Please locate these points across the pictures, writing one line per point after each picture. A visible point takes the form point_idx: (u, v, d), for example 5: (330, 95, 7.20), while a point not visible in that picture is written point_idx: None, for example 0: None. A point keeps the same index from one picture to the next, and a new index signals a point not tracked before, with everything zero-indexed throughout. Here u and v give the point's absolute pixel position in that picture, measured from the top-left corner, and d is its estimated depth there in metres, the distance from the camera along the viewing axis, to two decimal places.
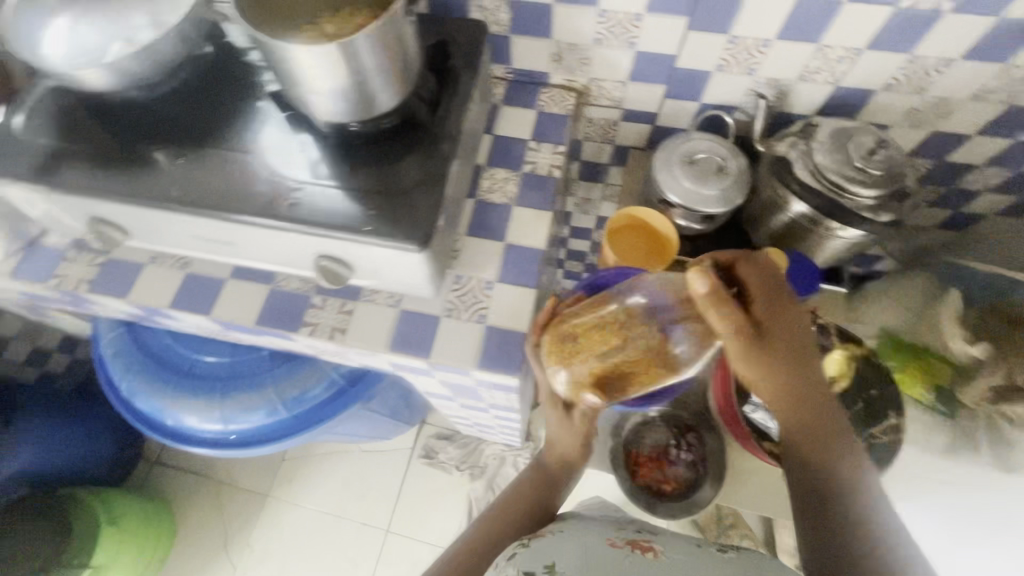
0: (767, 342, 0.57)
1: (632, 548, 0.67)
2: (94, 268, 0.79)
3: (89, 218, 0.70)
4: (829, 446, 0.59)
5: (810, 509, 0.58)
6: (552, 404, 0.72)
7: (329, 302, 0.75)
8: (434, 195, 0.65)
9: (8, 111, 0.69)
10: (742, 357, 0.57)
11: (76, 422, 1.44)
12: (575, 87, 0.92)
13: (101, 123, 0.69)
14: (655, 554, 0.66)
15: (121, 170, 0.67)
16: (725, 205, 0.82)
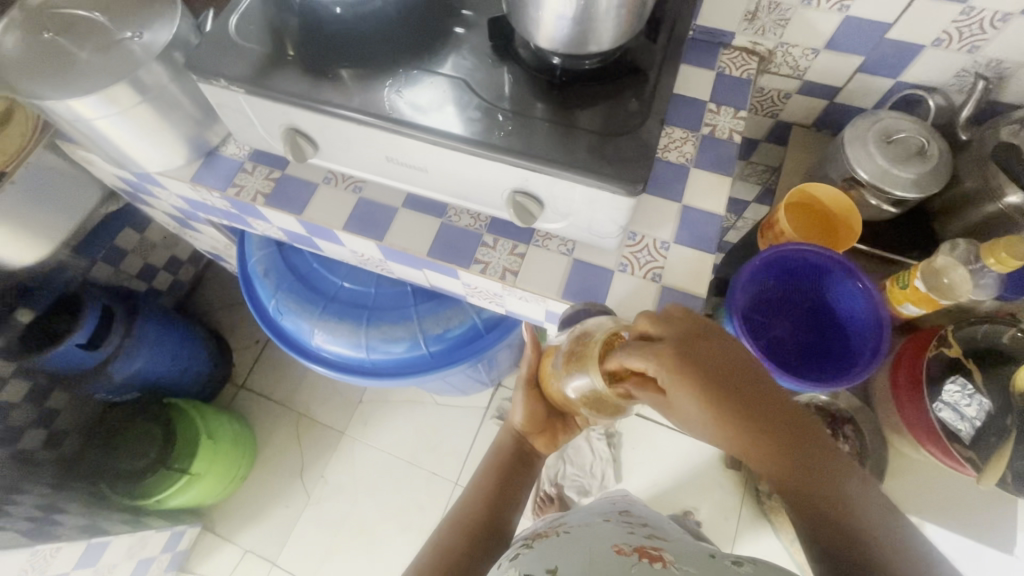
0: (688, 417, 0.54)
1: (640, 557, 0.62)
2: (271, 182, 0.80)
3: (287, 127, 0.70)
4: (802, 456, 0.50)
5: (809, 516, 0.49)
6: (522, 394, 0.79)
7: (500, 243, 0.75)
8: (647, 141, 0.61)
9: (224, 16, 0.70)
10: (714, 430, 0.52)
11: (179, 336, 1.52)
12: (759, 51, 0.86)
13: (309, 37, 0.69)
14: (662, 564, 0.60)
15: (327, 81, 0.66)
16: (921, 191, 0.76)
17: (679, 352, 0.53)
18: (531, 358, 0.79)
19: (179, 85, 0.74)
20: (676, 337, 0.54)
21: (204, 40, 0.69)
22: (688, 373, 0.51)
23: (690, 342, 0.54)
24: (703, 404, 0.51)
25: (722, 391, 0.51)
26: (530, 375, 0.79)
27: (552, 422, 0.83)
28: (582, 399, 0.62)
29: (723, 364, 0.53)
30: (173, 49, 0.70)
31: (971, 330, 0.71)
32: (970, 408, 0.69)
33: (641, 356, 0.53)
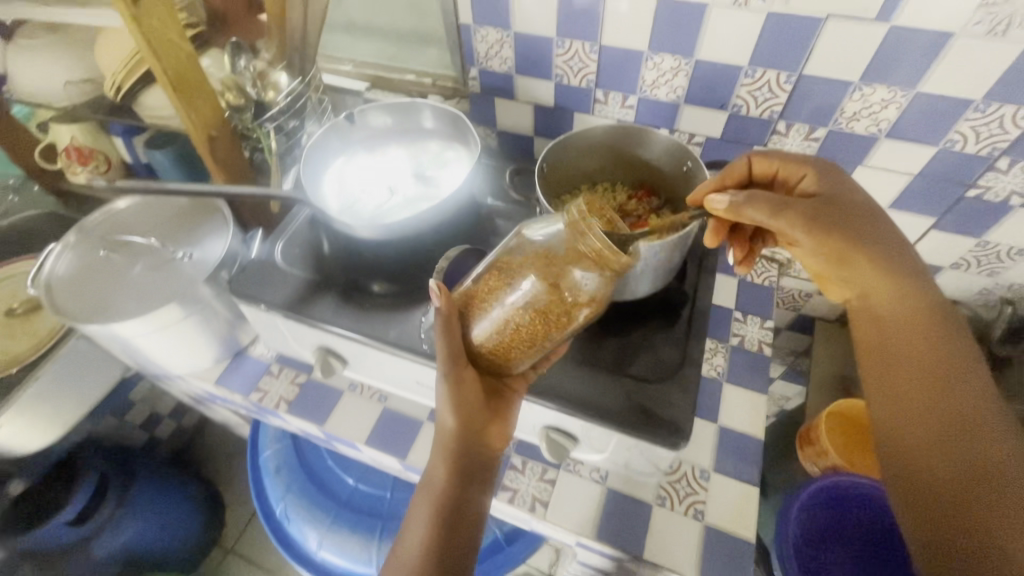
0: (814, 217, 0.53)
1: None
2: (295, 386, 0.79)
3: (318, 347, 0.71)
4: (934, 368, 0.49)
5: (944, 426, 0.47)
6: (445, 386, 0.52)
7: (529, 467, 0.71)
8: (686, 386, 0.60)
9: (271, 240, 0.74)
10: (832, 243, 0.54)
11: (174, 499, 1.42)
12: (778, 259, 0.89)
13: (349, 262, 0.72)
14: None
15: (364, 311, 0.67)
16: None
17: (827, 185, 0.56)
18: (446, 325, 0.53)
19: (219, 298, 0.76)
20: (828, 173, 0.57)
21: (251, 263, 0.72)
22: (834, 207, 0.54)
23: (840, 184, 0.56)
24: (835, 235, 0.53)
25: (858, 245, 0.53)
26: (453, 350, 0.53)
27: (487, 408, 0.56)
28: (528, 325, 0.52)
29: (870, 218, 0.55)
30: (220, 269, 0.73)
31: None
32: None
33: (790, 166, 0.58)
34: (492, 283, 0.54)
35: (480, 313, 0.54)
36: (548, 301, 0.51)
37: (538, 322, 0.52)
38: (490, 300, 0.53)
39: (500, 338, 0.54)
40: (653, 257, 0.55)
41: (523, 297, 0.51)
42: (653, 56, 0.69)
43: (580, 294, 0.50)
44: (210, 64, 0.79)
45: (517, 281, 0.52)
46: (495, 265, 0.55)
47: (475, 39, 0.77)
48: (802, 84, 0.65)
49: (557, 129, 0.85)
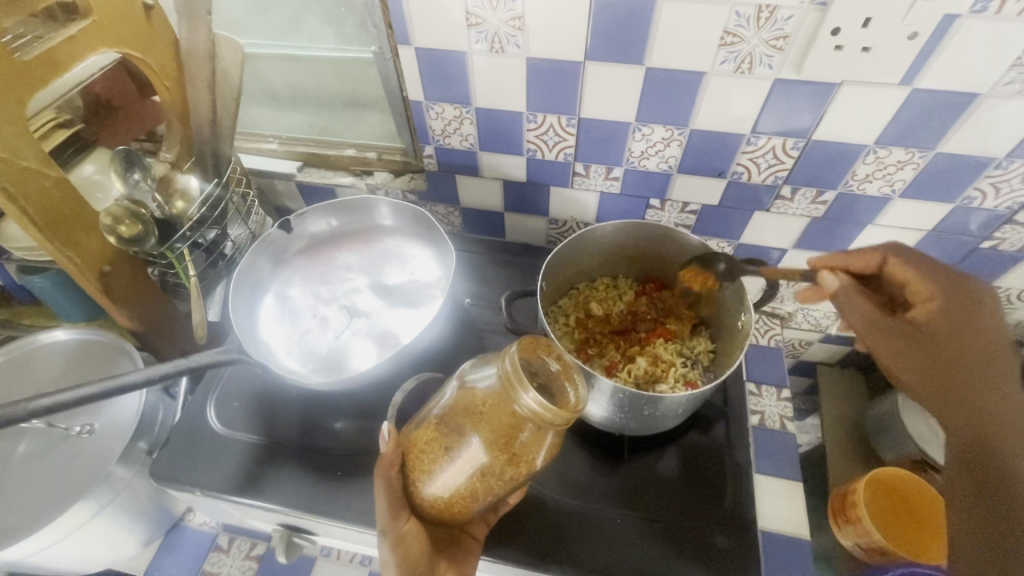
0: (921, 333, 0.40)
1: None
2: (253, 561, 0.64)
3: (279, 527, 0.56)
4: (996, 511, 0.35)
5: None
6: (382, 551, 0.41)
7: None
8: (737, 527, 0.52)
9: (202, 397, 0.59)
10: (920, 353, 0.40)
11: None
12: (780, 314, 0.83)
13: (307, 413, 0.58)
14: None
15: (337, 480, 0.54)
16: None
17: (951, 313, 0.40)
18: (386, 479, 0.43)
19: (140, 474, 0.59)
20: (954, 293, 0.40)
21: (177, 433, 0.57)
22: (939, 345, 0.40)
23: (969, 309, 0.40)
24: (929, 376, 0.39)
25: (951, 386, 0.39)
26: (392, 502, 0.43)
27: (438, 567, 0.45)
28: (475, 486, 0.41)
29: (970, 338, 0.39)
30: (136, 441, 0.58)
31: None
32: None
33: (922, 282, 0.41)
34: (430, 435, 0.43)
35: (422, 468, 0.43)
36: (497, 465, 0.40)
37: (485, 486, 0.41)
38: (429, 455, 0.42)
39: (447, 497, 0.42)
40: (692, 400, 0.46)
41: (468, 461, 0.40)
42: (642, 127, 0.60)
43: (528, 452, 0.39)
44: (94, 171, 0.63)
45: (458, 441, 0.41)
46: (435, 411, 0.44)
47: (428, 115, 0.66)
48: (810, 149, 0.58)
49: (531, 204, 0.74)
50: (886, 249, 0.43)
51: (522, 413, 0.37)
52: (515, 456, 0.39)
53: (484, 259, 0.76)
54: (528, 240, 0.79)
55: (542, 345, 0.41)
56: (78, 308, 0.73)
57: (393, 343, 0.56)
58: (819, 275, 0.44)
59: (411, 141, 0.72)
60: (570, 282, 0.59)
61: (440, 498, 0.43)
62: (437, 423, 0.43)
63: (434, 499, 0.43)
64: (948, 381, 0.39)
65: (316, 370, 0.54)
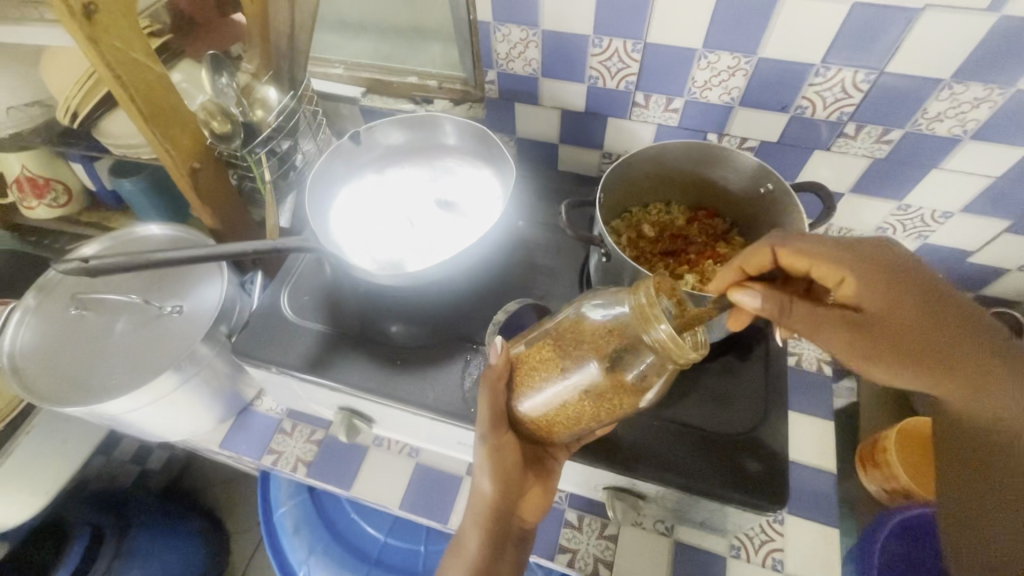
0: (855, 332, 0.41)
1: None
2: (313, 444, 0.70)
3: (342, 408, 0.62)
4: (957, 468, 0.45)
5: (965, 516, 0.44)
6: (483, 451, 0.47)
7: (587, 522, 0.65)
8: (773, 442, 0.54)
9: (275, 289, 0.65)
10: (916, 337, 0.40)
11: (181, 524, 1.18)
12: None
13: (369, 312, 0.63)
14: None
15: (395, 369, 0.59)
16: None
17: (868, 294, 0.42)
18: (492, 390, 0.47)
19: (222, 356, 0.66)
20: (858, 258, 0.42)
21: (253, 318, 0.63)
22: (881, 328, 0.41)
23: (893, 276, 0.42)
24: (905, 367, 0.40)
25: (945, 371, 0.40)
26: (497, 413, 0.48)
27: (527, 478, 0.51)
28: (581, 405, 0.44)
29: (923, 308, 0.40)
30: (218, 324, 0.63)
31: None
32: None
33: (825, 260, 0.43)
34: (543, 353, 0.46)
35: (528, 383, 0.47)
36: (609, 392, 0.42)
37: (588, 408, 0.44)
38: (541, 373, 0.46)
39: (547, 415, 0.47)
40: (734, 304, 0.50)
41: (581, 383, 0.43)
42: (708, 55, 0.60)
43: (640, 384, 0.42)
44: (182, 80, 0.68)
45: (573, 363, 0.44)
46: (552, 333, 0.46)
47: (494, 38, 0.67)
48: (881, 83, 0.57)
49: (586, 136, 0.75)
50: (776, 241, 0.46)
51: (649, 343, 0.39)
52: (627, 386, 0.42)
53: (537, 188, 0.78)
54: (580, 174, 0.81)
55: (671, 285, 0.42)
56: (162, 212, 0.80)
57: (453, 250, 0.60)
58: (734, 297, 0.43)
59: (474, 68, 0.74)
60: (625, 202, 0.61)
61: (539, 415, 0.47)
62: (552, 342, 0.46)
63: (533, 414, 0.47)
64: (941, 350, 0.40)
65: (378, 266, 0.59)
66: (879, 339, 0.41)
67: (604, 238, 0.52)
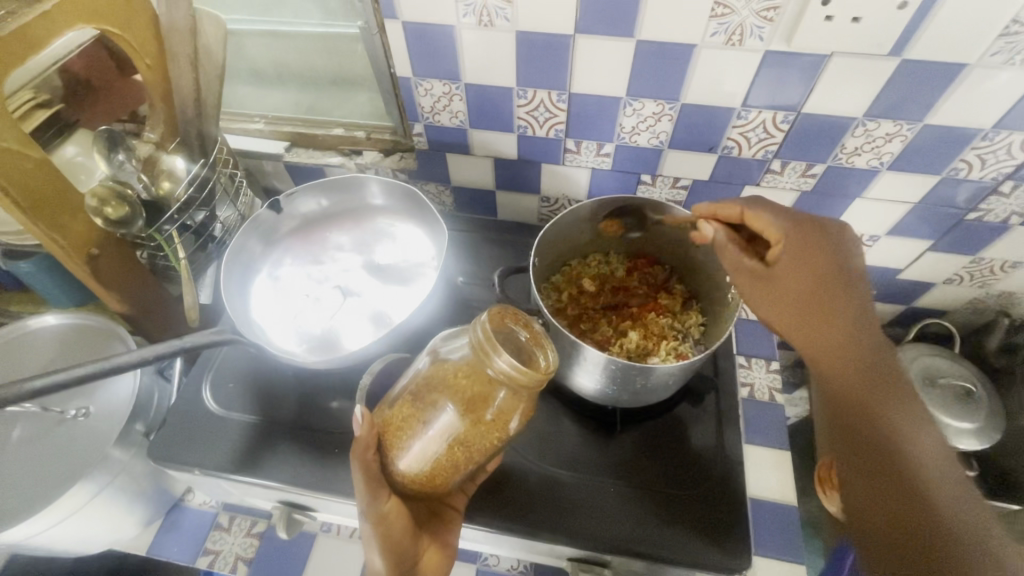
0: (775, 275, 0.47)
1: None
2: (254, 538, 0.65)
3: (279, 504, 0.57)
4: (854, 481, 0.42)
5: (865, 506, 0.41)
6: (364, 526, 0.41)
7: None
8: (729, 496, 0.53)
9: (197, 379, 0.59)
10: (806, 288, 0.46)
11: None
12: None
13: (305, 395, 0.58)
14: None
15: (333, 457, 0.54)
16: (983, 440, 0.71)
17: (794, 247, 0.46)
18: (362, 460, 0.43)
19: (142, 457, 0.60)
20: (797, 226, 0.47)
21: (171, 413, 0.57)
22: (789, 274, 0.46)
23: (811, 243, 0.46)
24: (798, 315, 0.46)
25: (824, 322, 0.45)
26: (372, 479, 0.43)
27: (422, 543, 0.45)
28: (452, 450, 0.43)
29: (836, 276, 0.45)
30: (133, 423, 0.58)
31: None
32: None
33: (769, 228, 0.47)
34: (405, 410, 0.44)
35: (399, 443, 0.44)
36: (474, 431, 0.42)
37: (463, 454, 0.43)
38: (408, 431, 0.44)
39: (427, 469, 0.44)
40: (682, 370, 0.47)
41: (445, 428, 0.42)
42: (632, 102, 0.60)
43: (503, 416, 0.42)
44: (76, 153, 0.62)
45: (433, 411, 0.43)
46: (412, 386, 0.45)
47: (416, 92, 0.65)
48: (800, 123, 0.58)
49: (522, 182, 0.74)
50: (745, 202, 0.49)
51: (496, 375, 0.40)
52: (488, 419, 0.42)
53: (477, 238, 0.76)
54: (519, 218, 0.80)
55: (511, 314, 0.43)
56: (68, 293, 0.72)
57: (386, 323, 0.56)
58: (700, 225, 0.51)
59: (400, 119, 0.71)
60: (563, 257, 0.60)
61: (419, 470, 0.44)
62: (413, 394, 0.45)
63: (411, 473, 0.44)
64: (823, 314, 0.45)
65: (307, 351, 0.55)
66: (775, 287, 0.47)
67: (538, 305, 0.49)
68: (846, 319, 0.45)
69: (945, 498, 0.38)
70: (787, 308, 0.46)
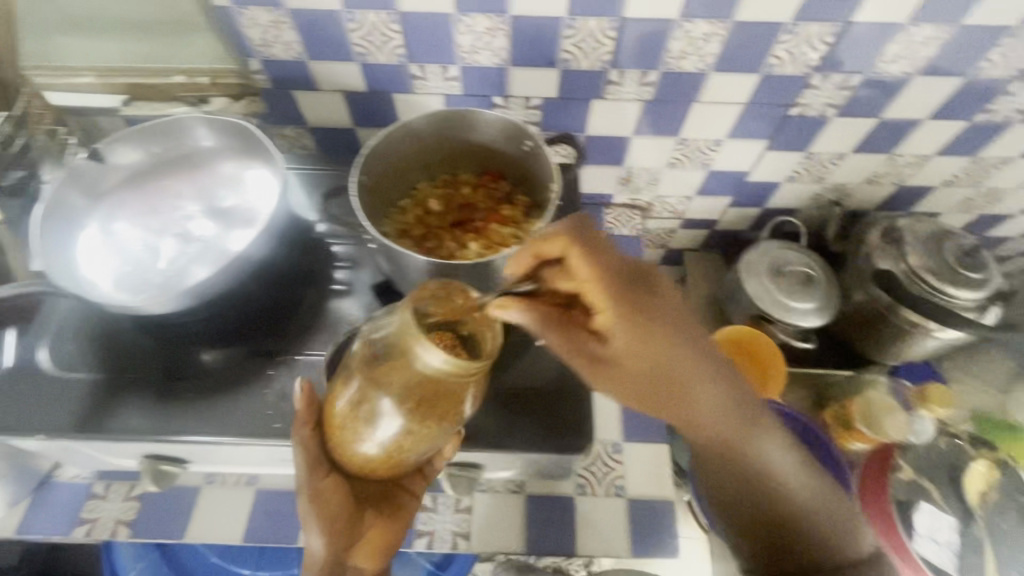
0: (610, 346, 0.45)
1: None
2: (134, 501, 0.63)
3: (143, 458, 0.56)
4: (719, 487, 0.51)
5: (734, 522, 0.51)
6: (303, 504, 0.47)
7: (441, 500, 0.65)
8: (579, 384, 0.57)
9: (31, 343, 0.56)
10: (639, 351, 0.45)
11: None
12: (639, 205, 0.88)
13: (155, 345, 0.57)
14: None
15: (189, 400, 0.54)
16: (824, 315, 0.80)
17: (633, 314, 0.44)
18: (300, 436, 0.49)
19: None
20: (604, 288, 0.45)
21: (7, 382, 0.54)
22: (636, 347, 0.44)
23: (641, 306, 0.45)
24: (635, 383, 0.45)
25: (668, 393, 0.45)
26: (314, 459, 0.48)
27: (360, 521, 0.50)
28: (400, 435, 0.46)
29: (678, 332, 0.45)
30: None
31: (916, 451, 0.73)
32: (943, 534, 0.68)
33: (588, 285, 0.45)
34: (347, 403, 0.47)
35: (337, 430, 0.47)
36: (420, 419, 0.44)
37: (412, 443, 0.47)
38: (350, 421, 0.46)
39: (377, 454, 0.47)
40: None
41: (389, 420, 0.45)
42: (464, 19, 0.60)
43: (452, 402, 0.44)
44: None
45: (375, 404, 0.45)
46: (349, 373, 0.47)
47: (242, 23, 0.61)
48: (626, 29, 0.60)
49: (380, 116, 0.73)
50: (568, 241, 0.46)
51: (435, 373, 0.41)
52: (435, 409, 0.44)
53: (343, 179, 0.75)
54: None
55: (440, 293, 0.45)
56: None
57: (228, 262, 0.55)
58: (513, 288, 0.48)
59: (236, 57, 0.67)
60: (406, 178, 0.59)
61: (367, 455, 0.48)
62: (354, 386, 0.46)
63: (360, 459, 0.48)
64: (654, 379, 0.45)
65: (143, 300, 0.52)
66: (614, 353, 0.45)
67: (365, 224, 0.48)
68: (698, 377, 0.45)
69: (798, 514, 0.49)
70: (622, 377, 0.46)
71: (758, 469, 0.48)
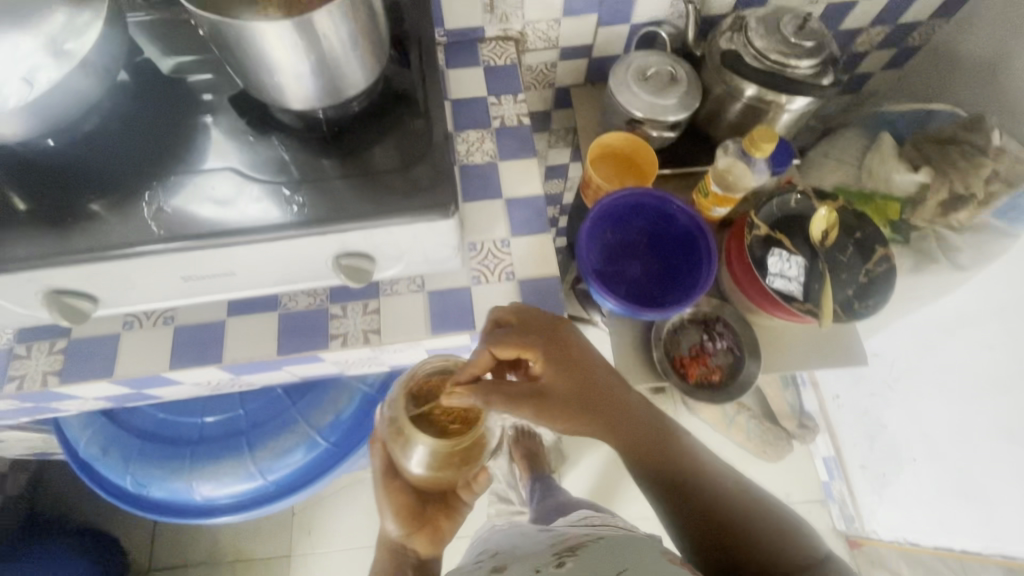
0: (545, 390, 0.60)
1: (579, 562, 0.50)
2: (59, 354, 0.67)
3: (43, 292, 0.58)
4: (649, 481, 0.63)
5: (663, 493, 0.63)
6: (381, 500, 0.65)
7: (350, 307, 0.72)
8: (437, 161, 0.61)
9: None
10: (568, 389, 0.61)
11: None
12: (512, 36, 0.91)
13: (28, 187, 0.59)
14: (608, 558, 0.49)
15: (65, 228, 0.57)
16: (687, 109, 0.86)
17: (553, 366, 0.62)
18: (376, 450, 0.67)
19: None
20: (530, 342, 0.62)
21: None
22: (561, 379, 0.62)
23: (552, 343, 0.63)
24: (569, 408, 0.61)
25: (591, 410, 0.62)
26: (385, 465, 0.66)
27: (427, 514, 0.66)
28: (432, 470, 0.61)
29: (591, 376, 0.64)
30: None
31: (772, 206, 0.82)
32: (792, 269, 0.79)
33: (511, 347, 0.61)
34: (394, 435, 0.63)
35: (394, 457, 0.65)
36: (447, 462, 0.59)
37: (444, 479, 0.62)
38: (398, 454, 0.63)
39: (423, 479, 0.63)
40: (358, 42, 0.55)
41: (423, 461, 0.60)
42: None
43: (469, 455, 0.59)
44: None
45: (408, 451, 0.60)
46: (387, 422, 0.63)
47: None
48: None
49: None
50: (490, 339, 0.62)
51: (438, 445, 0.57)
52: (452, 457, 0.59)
53: None
54: None
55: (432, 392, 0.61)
56: None
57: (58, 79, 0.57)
58: (451, 395, 0.57)
59: None
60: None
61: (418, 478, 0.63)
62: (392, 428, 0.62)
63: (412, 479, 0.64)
64: (578, 409, 0.61)
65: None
66: (546, 399, 0.60)
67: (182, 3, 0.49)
68: (609, 411, 0.63)
69: (724, 490, 0.62)
70: (557, 411, 0.60)
71: (683, 470, 0.63)
